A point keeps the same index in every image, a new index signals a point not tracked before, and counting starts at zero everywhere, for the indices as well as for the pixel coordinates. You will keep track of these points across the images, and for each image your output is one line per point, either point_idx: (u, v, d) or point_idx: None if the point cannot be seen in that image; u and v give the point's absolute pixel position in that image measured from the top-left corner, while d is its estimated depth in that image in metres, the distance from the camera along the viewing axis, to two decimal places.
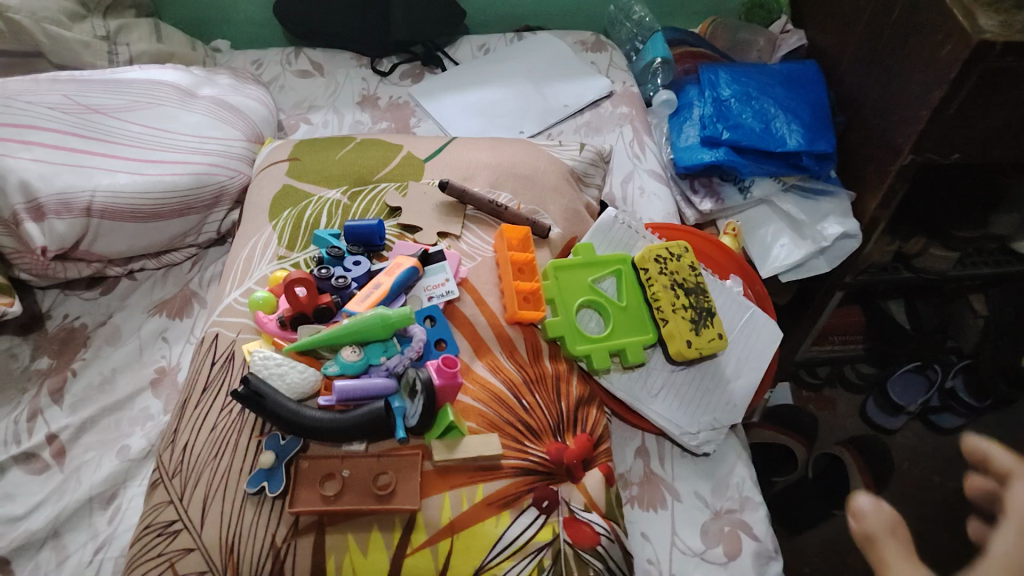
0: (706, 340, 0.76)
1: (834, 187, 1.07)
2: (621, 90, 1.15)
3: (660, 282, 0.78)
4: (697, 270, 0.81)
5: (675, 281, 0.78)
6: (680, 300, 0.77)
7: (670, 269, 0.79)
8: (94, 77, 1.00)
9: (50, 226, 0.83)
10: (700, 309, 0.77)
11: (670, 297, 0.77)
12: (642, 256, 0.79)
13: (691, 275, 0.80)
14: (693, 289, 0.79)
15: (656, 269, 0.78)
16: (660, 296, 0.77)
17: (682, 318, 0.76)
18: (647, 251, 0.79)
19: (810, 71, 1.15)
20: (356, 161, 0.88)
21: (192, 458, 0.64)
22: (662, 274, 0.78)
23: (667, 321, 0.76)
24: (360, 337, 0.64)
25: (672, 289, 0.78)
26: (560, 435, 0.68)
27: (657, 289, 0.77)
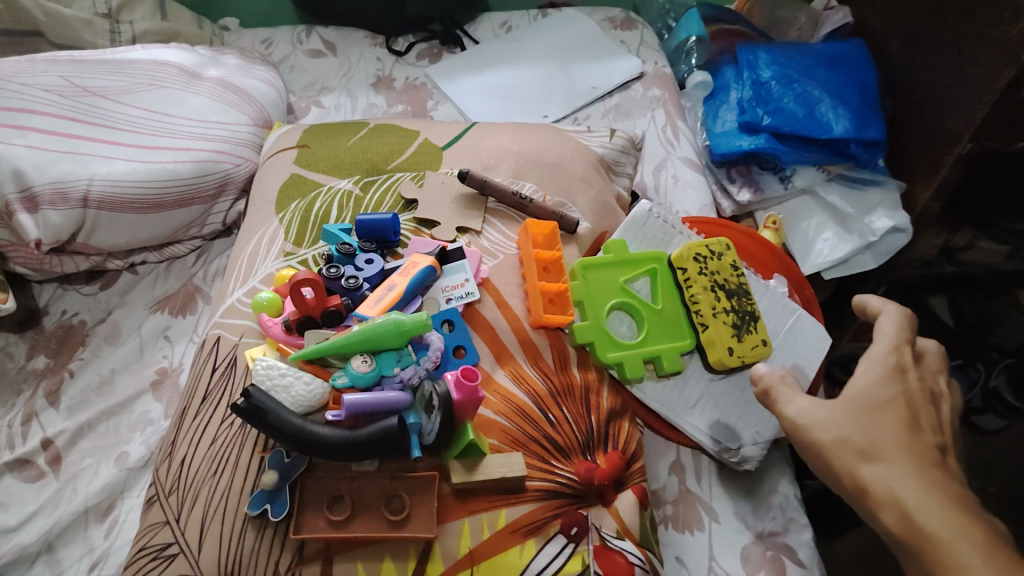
0: (750, 348, 0.69)
1: (883, 177, 1.00)
2: (653, 71, 1.07)
3: (699, 284, 0.71)
4: (740, 270, 0.74)
5: (716, 282, 0.72)
6: (720, 303, 0.71)
7: (710, 268, 0.72)
8: (93, 58, 0.94)
9: (45, 217, 0.77)
10: (743, 313, 0.71)
11: (710, 300, 0.71)
12: (680, 254, 0.72)
13: (734, 275, 0.73)
14: (736, 291, 0.72)
15: (695, 269, 0.72)
16: (699, 300, 0.70)
17: (723, 324, 0.70)
18: (685, 248, 0.73)
19: (855, 50, 1.07)
20: (369, 148, 0.82)
21: (190, 476, 0.59)
22: (702, 275, 0.72)
23: (707, 327, 0.70)
24: (372, 345, 0.59)
25: (712, 291, 0.71)
26: (590, 453, 0.62)
27: (696, 291, 0.71)
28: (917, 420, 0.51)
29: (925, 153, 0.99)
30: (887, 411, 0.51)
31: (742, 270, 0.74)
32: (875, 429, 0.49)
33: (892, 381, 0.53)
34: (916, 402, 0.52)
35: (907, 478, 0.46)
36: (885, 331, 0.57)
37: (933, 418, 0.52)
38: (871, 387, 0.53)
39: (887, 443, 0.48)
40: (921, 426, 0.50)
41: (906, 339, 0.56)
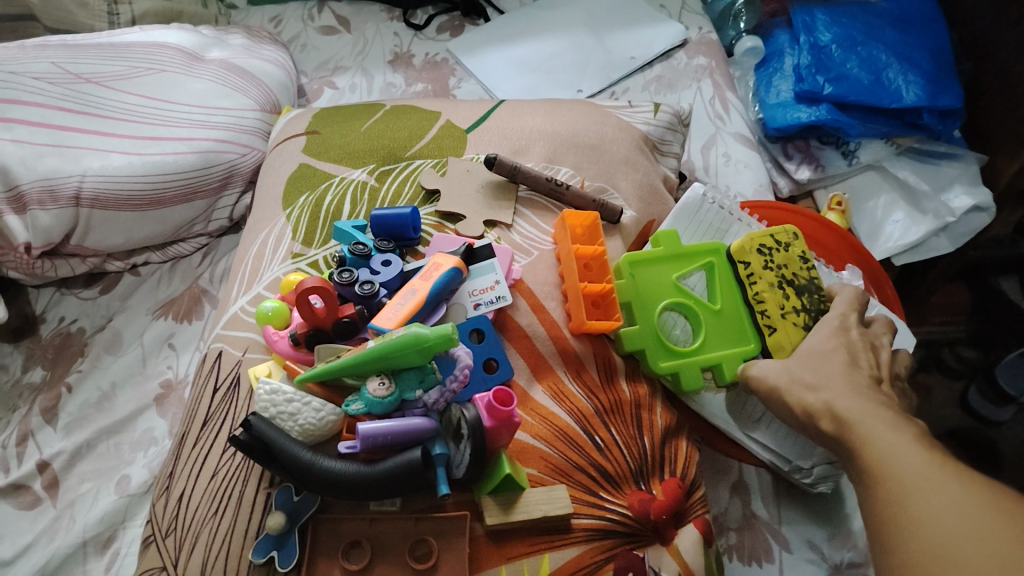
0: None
1: (959, 149, 0.89)
2: (697, 38, 0.97)
3: (764, 280, 0.63)
4: (811, 262, 0.66)
5: (783, 279, 0.63)
6: (789, 301, 0.62)
7: (776, 263, 0.64)
8: (88, 42, 0.87)
9: (33, 218, 0.71)
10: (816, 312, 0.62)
11: (779, 300, 0.62)
12: (742, 246, 0.64)
13: (803, 270, 0.65)
14: (805, 287, 0.63)
15: (760, 264, 0.63)
16: (766, 299, 0.62)
17: (794, 326, 0.61)
18: (748, 239, 0.64)
19: (925, 8, 0.95)
20: (385, 133, 0.74)
21: (188, 515, 0.52)
22: (767, 270, 0.63)
23: (775, 329, 0.61)
24: (390, 365, 0.50)
25: (780, 289, 0.63)
26: (644, 482, 0.54)
27: (761, 288, 0.62)
28: (861, 361, 0.55)
29: (1008, 125, 0.88)
30: (833, 357, 0.55)
31: (813, 262, 0.66)
32: (818, 369, 0.54)
33: (840, 334, 0.58)
34: (858, 344, 0.57)
35: (841, 394, 0.51)
36: (841, 299, 0.62)
37: (875, 359, 0.56)
38: (821, 340, 0.58)
39: (828, 378, 0.53)
40: (866, 365, 0.55)
41: (858, 304, 0.61)
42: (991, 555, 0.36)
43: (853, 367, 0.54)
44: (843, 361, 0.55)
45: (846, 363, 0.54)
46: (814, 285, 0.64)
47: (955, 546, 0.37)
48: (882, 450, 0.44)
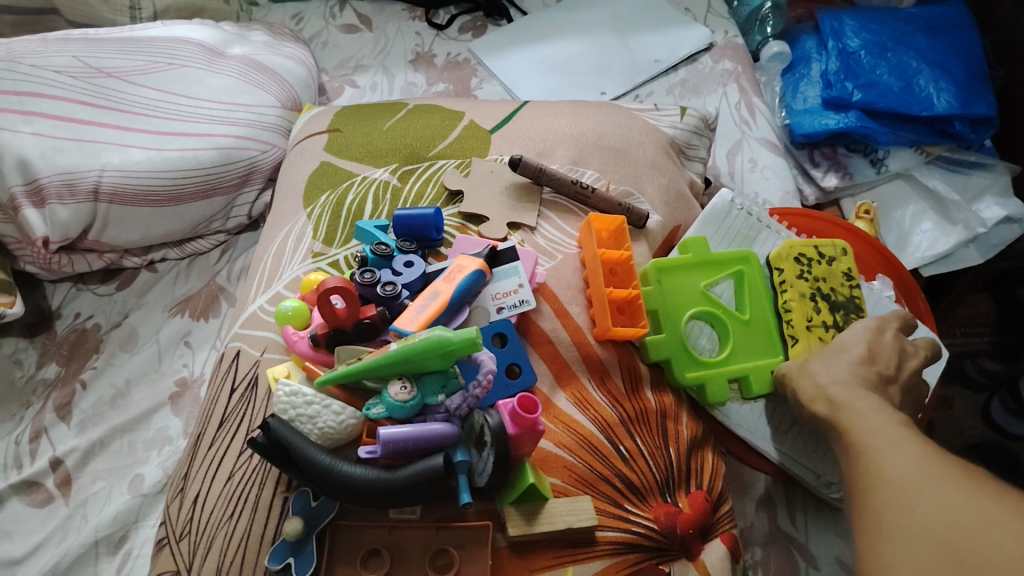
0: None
1: (990, 159, 0.87)
2: (723, 42, 0.95)
3: (797, 289, 0.62)
4: (855, 280, 0.64)
5: (817, 291, 0.62)
6: (819, 315, 0.61)
7: (813, 274, 0.63)
8: (109, 36, 0.86)
9: (52, 212, 0.71)
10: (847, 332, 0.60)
11: (808, 312, 0.61)
12: (779, 254, 0.64)
13: (842, 286, 0.63)
14: (840, 304, 0.62)
15: (795, 272, 0.63)
16: (794, 308, 0.61)
17: (818, 343, 0.60)
18: (788, 246, 0.64)
19: (957, 14, 0.94)
20: (408, 132, 0.73)
21: (203, 518, 0.51)
22: (802, 280, 0.63)
23: (797, 341, 0.60)
24: (412, 369, 0.49)
25: (811, 301, 0.62)
26: (670, 494, 0.52)
27: (791, 298, 0.62)
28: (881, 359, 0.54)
29: None
30: (847, 350, 0.55)
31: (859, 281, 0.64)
32: (829, 362, 0.54)
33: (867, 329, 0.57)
34: (885, 344, 0.56)
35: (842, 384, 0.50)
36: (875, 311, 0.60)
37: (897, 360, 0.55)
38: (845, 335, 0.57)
39: (839, 368, 0.53)
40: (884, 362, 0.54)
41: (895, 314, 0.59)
42: (935, 495, 0.35)
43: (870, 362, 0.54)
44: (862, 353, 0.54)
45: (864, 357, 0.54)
46: (850, 303, 0.63)
47: (906, 488, 0.36)
48: (861, 425, 0.44)
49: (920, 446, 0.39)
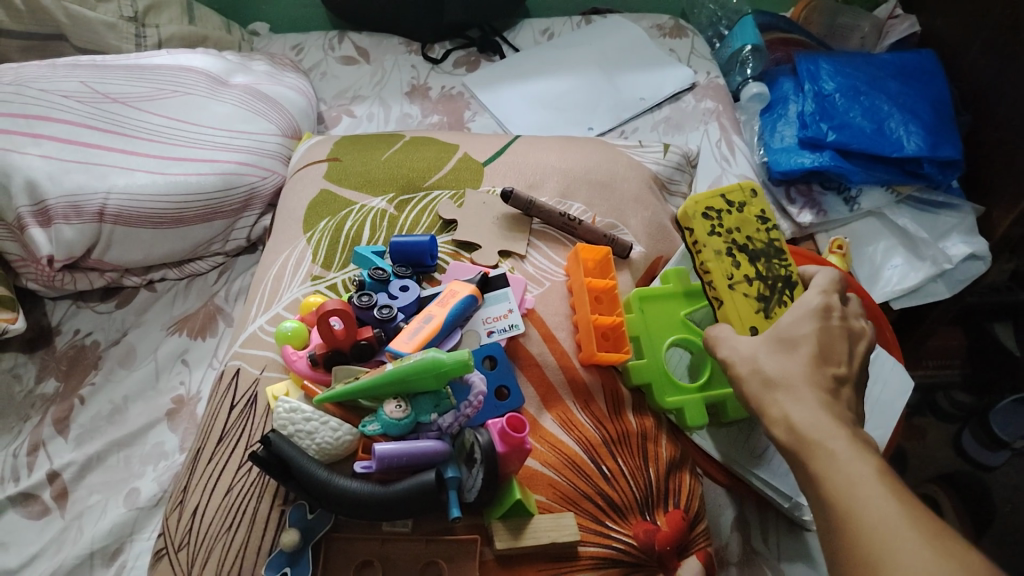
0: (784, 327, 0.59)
1: (957, 200, 0.92)
2: (705, 82, 1.00)
3: (711, 247, 0.62)
4: (767, 222, 0.64)
5: (733, 243, 0.63)
6: (739, 270, 0.61)
7: (724, 227, 0.63)
8: (117, 63, 0.90)
9: (57, 232, 0.73)
10: (769, 281, 0.61)
11: (727, 268, 0.61)
12: (686, 213, 0.63)
13: (756, 234, 0.64)
14: (757, 253, 0.62)
15: (706, 229, 0.62)
16: (713, 267, 0.61)
17: (745, 297, 0.60)
18: (693, 203, 0.63)
19: (926, 62, 0.99)
20: (404, 163, 0.76)
21: (202, 529, 0.53)
22: (716, 235, 0.62)
23: (722, 301, 0.60)
24: (408, 389, 0.52)
25: (729, 255, 0.62)
26: (649, 512, 0.55)
27: (708, 257, 0.61)
28: (832, 354, 0.49)
29: (1003, 178, 0.91)
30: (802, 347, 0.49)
31: (772, 222, 0.65)
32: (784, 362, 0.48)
33: (816, 317, 0.51)
34: (838, 338, 0.50)
35: (807, 410, 0.44)
36: (815, 282, 0.55)
37: (848, 352, 0.50)
38: (794, 323, 0.50)
39: (795, 372, 0.47)
40: (835, 355, 0.49)
41: (837, 288, 0.54)
42: None
43: (822, 361, 0.48)
44: (814, 350, 0.48)
45: (815, 354, 0.48)
46: (768, 248, 0.63)
47: None
48: (845, 484, 0.39)
49: (928, 538, 0.35)
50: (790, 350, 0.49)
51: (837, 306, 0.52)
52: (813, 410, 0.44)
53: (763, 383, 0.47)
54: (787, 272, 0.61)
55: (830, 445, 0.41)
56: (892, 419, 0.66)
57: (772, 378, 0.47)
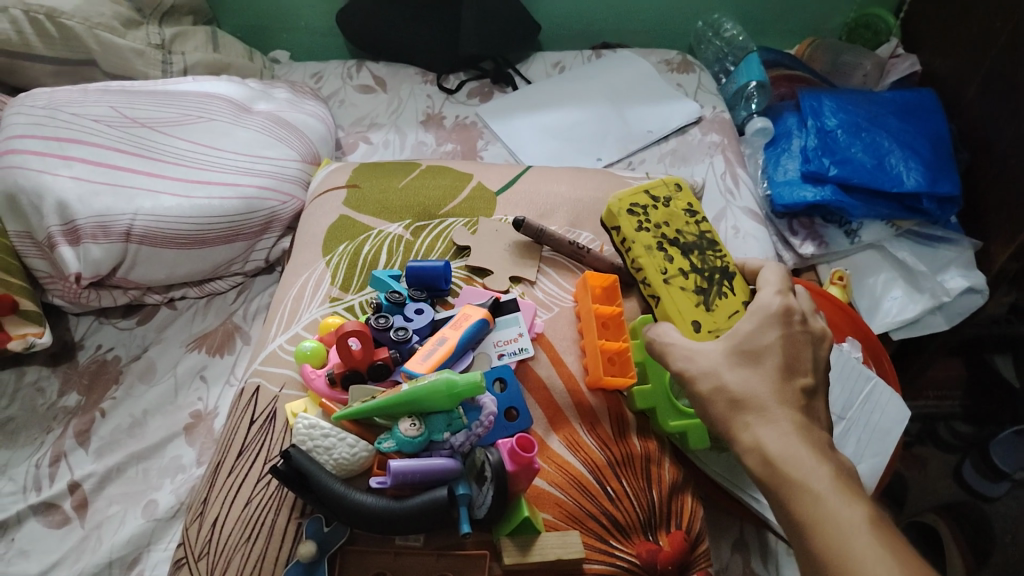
0: (725, 316, 0.61)
1: (956, 234, 0.94)
2: (711, 116, 1.03)
3: (641, 243, 0.65)
4: (695, 216, 0.68)
5: (663, 238, 0.66)
6: (673, 265, 0.64)
7: (652, 223, 0.67)
8: (145, 89, 0.93)
9: (86, 251, 0.76)
10: (703, 272, 0.64)
11: (661, 263, 0.64)
12: (614, 213, 0.67)
13: (685, 227, 0.67)
14: (688, 247, 0.66)
15: (635, 226, 0.66)
16: (647, 263, 0.64)
17: (682, 290, 0.63)
18: (618, 203, 0.67)
19: (926, 100, 1.02)
20: (420, 191, 0.79)
21: (221, 540, 0.55)
22: (645, 231, 0.66)
23: (660, 296, 0.63)
24: (422, 407, 0.55)
25: (660, 251, 0.65)
26: (651, 532, 0.57)
27: (639, 254, 0.65)
28: (798, 367, 0.50)
29: (999, 215, 0.94)
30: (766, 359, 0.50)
31: (699, 214, 0.69)
32: (749, 374, 0.49)
33: (778, 324, 0.51)
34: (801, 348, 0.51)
35: (787, 443, 0.45)
36: (768, 281, 0.55)
37: (814, 360, 0.51)
38: (757, 331, 0.51)
39: (763, 392, 0.48)
40: (802, 366, 0.50)
41: (788, 285, 0.55)
42: None
43: (789, 377, 0.49)
44: (780, 363, 0.50)
45: (781, 367, 0.49)
46: (698, 240, 0.66)
47: None
48: (840, 543, 0.40)
49: None
50: (755, 363, 0.50)
51: (797, 308, 0.52)
52: (785, 439, 0.46)
53: (730, 404, 0.48)
54: (720, 262, 0.65)
55: (817, 490, 0.43)
56: (892, 445, 0.68)
57: (737, 398, 0.48)
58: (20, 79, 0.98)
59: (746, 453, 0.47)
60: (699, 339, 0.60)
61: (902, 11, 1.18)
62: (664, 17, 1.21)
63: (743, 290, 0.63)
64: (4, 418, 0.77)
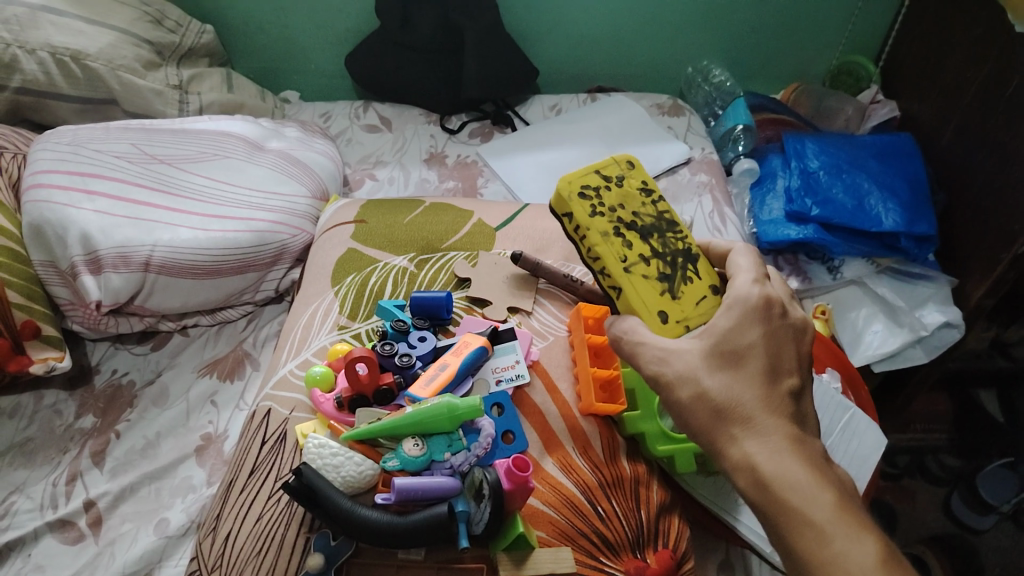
0: (692, 304, 0.58)
1: (933, 272, 0.99)
2: (700, 157, 1.09)
3: (596, 229, 0.60)
4: (650, 194, 0.64)
5: (619, 221, 0.61)
6: (633, 251, 0.59)
7: (606, 206, 0.61)
8: (163, 127, 0.99)
9: (107, 280, 0.81)
10: (666, 256, 0.60)
11: (620, 249, 0.59)
12: (563, 197, 0.61)
13: (641, 209, 0.63)
14: (647, 230, 0.61)
15: (588, 210, 0.60)
16: (604, 251, 0.59)
17: (644, 278, 0.58)
18: (567, 185, 0.62)
19: (905, 144, 1.08)
20: (424, 227, 0.84)
21: (234, 552, 0.59)
22: (599, 215, 0.61)
23: (623, 288, 0.58)
24: (425, 429, 0.59)
25: (617, 236, 0.60)
26: (639, 550, 0.60)
27: (596, 242, 0.59)
28: (779, 368, 0.53)
29: (974, 252, 0.98)
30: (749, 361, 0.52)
31: (654, 191, 0.64)
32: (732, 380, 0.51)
33: (759, 319, 0.54)
34: (783, 346, 0.54)
35: (780, 461, 0.48)
36: (743, 268, 0.58)
37: (793, 358, 0.54)
38: (738, 330, 0.54)
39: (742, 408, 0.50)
40: (783, 371, 0.53)
41: (761, 270, 0.58)
42: None
43: (770, 383, 0.52)
44: (762, 369, 0.52)
45: (763, 373, 0.52)
46: (656, 222, 0.62)
47: None
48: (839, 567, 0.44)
49: None
50: (736, 366, 0.52)
51: (774, 298, 0.55)
52: (774, 455, 0.48)
53: (715, 411, 0.51)
54: (681, 244, 0.61)
55: (817, 521, 0.46)
56: (869, 472, 0.71)
57: (721, 406, 0.51)
58: (45, 117, 1.03)
59: (735, 466, 0.49)
60: (667, 333, 0.56)
61: (882, 59, 1.25)
62: (656, 63, 1.28)
63: (708, 273, 0.61)
64: (23, 439, 0.80)
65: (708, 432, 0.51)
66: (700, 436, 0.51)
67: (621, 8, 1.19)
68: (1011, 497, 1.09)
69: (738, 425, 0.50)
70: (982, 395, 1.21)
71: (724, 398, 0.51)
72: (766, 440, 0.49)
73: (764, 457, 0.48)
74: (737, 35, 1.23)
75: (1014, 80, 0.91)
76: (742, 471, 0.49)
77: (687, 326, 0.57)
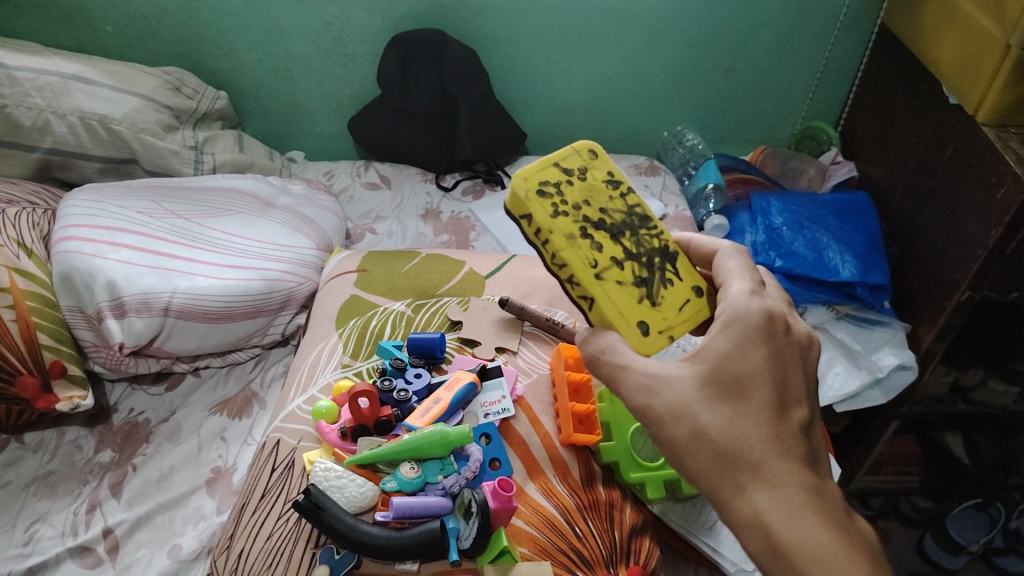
0: (673, 310, 0.63)
1: (888, 318, 1.09)
2: (674, 214, 1.19)
3: (560, 232, 0.61)
4: (615, 188, 0.66)
5: (585, 221, 0.63)
6: (603, 254, 0.62)
7: (570, 204, 0.63)
8: (181, 185, 1.08)
9: (129, 323, 0.88)
10: (639, 258, 0.63)
11: (588, 254, 0.61)
12: (522, 199, 0.62)
13: (609, 204, 0.65)
14: (615, 228, 0.64)
15: (549, 211, 0.62)
16: (571, 257, 0.61)
17: (618, 285, 0.62)
18: (524, 183, 0.62)
19: (860, 203, 1.17)
20: (421, 276, 0.93)
21: (246, 566, 0.65)
22: (561, 216, 0.62)
23: (597, 297, 0.61)
24: (418, 454, 0.67)
25: (586, 240, 0.62)
26: (612, 566, 0.66)
27: (563, 246, 0.61)
28: (787, 401, 0.57)
29: (924, 300, 1.07)
30: (755, 393, 0.56)
31: (618, 182, 0.66)
32: (738, 413, 0.55)
33: (766, 340, 0.58)
34: (789, 372, 0.58)
35: (794, 522, 0.51)
36: (734, 270, 0.63)
37: (803, 388, 0.58)
38: (743, 357, 0.56)
39: (732, 434, 0.54)
40: (792, 403, 0.57)
41: (755, 274, 0.63)
42: None
43: (779, 417, 0.55)
44: (770, 400, 0.56)
45: (771, 407, 0.55)
46: (623, 218, 0.65)
47: None
48: None
49: None
50: (733, 400, 0.55)
51: (777, 316, 0.59)
52: (781, 507, 0.52)
53: (717, 454, 0.54)
54: (654, 241, 0.65)
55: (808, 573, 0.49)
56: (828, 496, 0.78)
57: (723, 448, 0.54)
58: (71, 175, 1.11)
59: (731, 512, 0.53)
60: (651, 347, 0.61)
61: (840, 125, 1.36)
62: (634, 129, 1.39)
63: (687, 272, 0.65)
64: (45, 471, 0.87)
65: (712, 481, 0.54)
66: (701, 481, 0.54)
67: (601, 79, 1.30)
68: (980, 537, 1.15)
69: (747, 474, 0.53)
70: (948, 438, 1.18)
71: (727, 437, 0.54)
72: (775, 493, 0.52)
73: (776, 518, 0.51)
74: (707, 103, 1.34)
75: (951, 145, 1.01)
76: (744, 523, 0.52)
77: (670, 335, 0.62)
